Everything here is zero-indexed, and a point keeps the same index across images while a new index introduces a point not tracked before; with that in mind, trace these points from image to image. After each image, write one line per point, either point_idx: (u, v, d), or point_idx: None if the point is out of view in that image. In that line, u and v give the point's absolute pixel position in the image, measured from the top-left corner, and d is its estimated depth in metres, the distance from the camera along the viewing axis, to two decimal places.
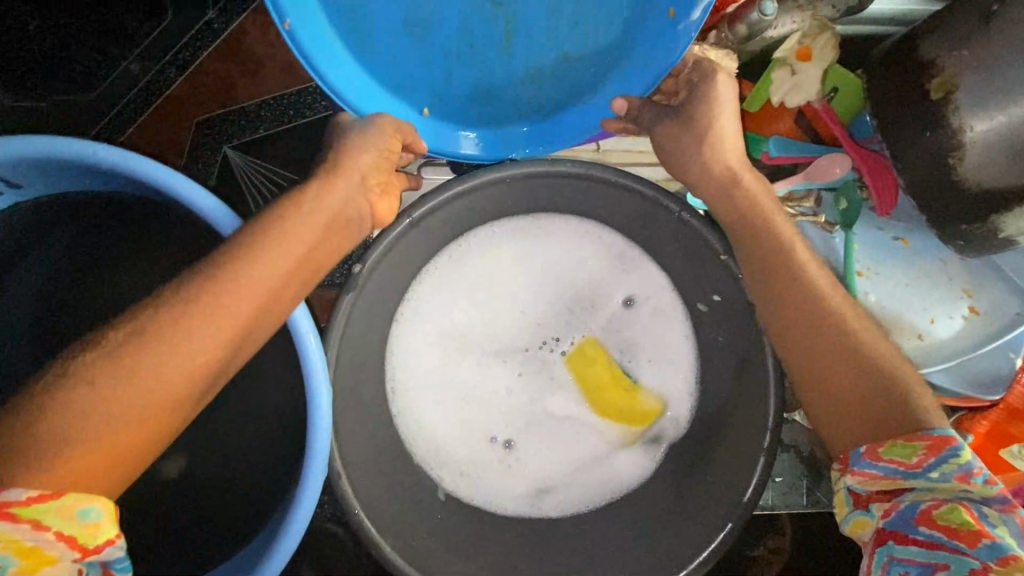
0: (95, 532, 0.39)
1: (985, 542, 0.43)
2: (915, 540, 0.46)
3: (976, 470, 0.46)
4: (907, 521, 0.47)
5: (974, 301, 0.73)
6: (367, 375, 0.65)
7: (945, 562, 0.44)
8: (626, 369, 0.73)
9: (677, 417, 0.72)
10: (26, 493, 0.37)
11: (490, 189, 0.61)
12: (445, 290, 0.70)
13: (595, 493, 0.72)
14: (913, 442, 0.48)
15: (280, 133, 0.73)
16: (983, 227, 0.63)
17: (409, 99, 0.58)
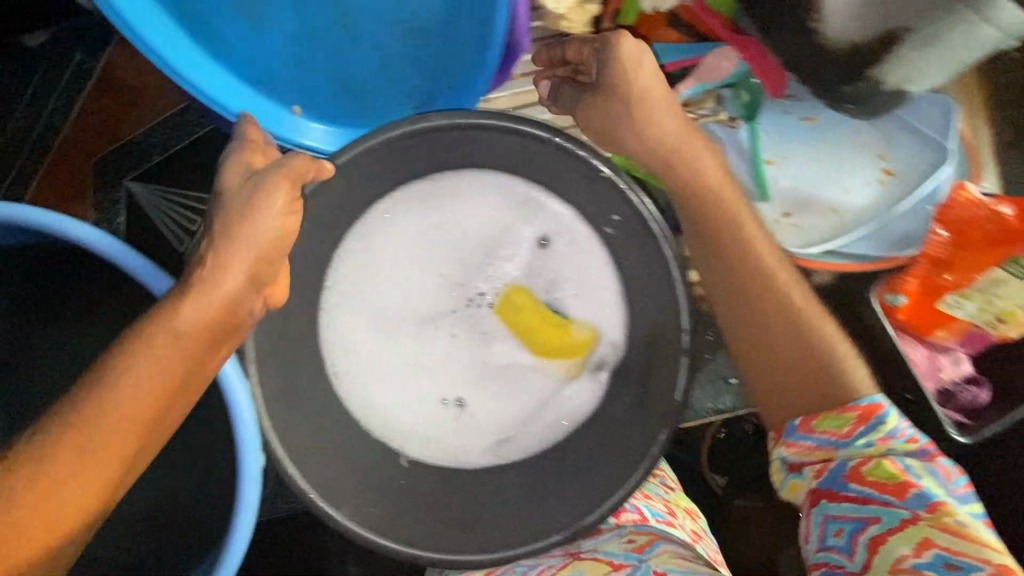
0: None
1: (911, 495, 0.55)
2: (845, 496, 0.57)
3: (896, 435, 0.57)
4: (838, 478, 0.58)
5: (889, 163, 0.71)
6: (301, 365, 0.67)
7: (876, 515, 0.56)
8: (554, 307, 0.74)
9: (613, 342, 0.73)
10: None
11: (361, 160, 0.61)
12: (361, 271, 0.72)
13: (550, 432, 0.74)
14: (847, 415, 0.60)
15: (176, 155, 0.74)
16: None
17: (276, 95, 0.63)
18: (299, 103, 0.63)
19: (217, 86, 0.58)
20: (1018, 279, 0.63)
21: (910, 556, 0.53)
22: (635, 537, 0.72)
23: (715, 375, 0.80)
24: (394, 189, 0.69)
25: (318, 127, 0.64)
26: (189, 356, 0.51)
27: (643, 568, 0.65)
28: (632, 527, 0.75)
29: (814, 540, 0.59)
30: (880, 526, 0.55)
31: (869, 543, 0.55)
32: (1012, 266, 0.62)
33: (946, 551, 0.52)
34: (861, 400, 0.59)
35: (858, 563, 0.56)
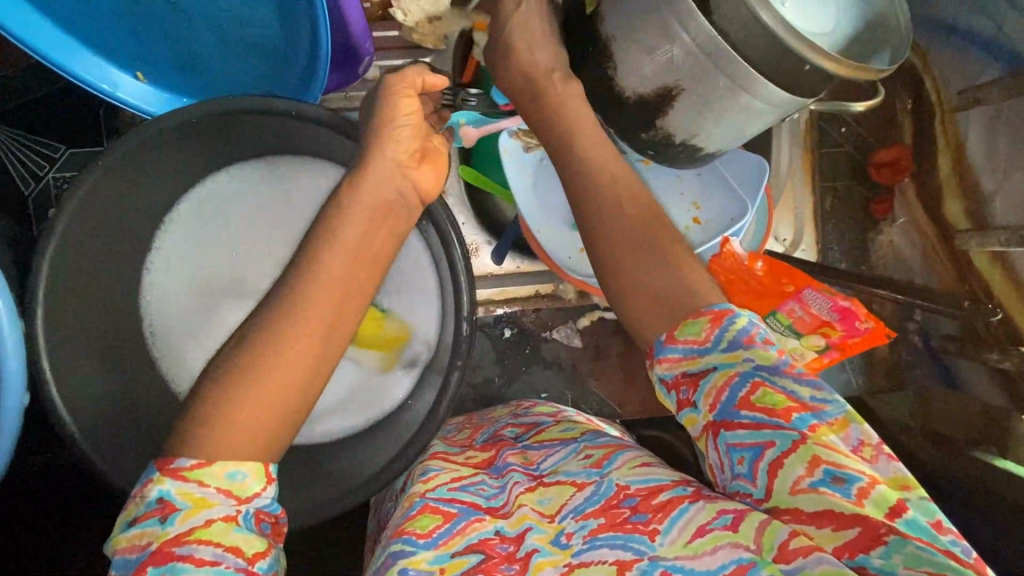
0: (244, 488, 0.48)
1: (796, 414, 0.46)
2: (739, 424, 0.48)
3: (754, 334, 0.49)
4: (729, 406, 0.48)
5: (699, 213, 0.77)
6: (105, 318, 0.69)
7: (771, 438, 0.46)
8: (377, 300, 0.79)
9: (425, 339, 0.77)
10: (192, 460, 0.47)
11: (169, 132, 0.62)
12: (193, 236, 0.76)
13: (354, 416, 0.77)
14: (700, 321, 0.51)
15: (40, 103, 0.77)
16: (658, 135, 0.66)
17: (123, 63, 0.68)
18: (142, 69, 0.69)
19: (49, 43, 0.64)
20: (776, 332, 0.67)
21: (805, 477, 0.44)
22: (594, 450, 0.62)
23: (529, 387, 0.85)
24: (231, 164, 0.75)
25: (158, 93, 0.71)
26: (274, 380, 0.51)
27: (606, 484, 0.56)
28: (590, 442, 0.64)
29: (723, 470, 0.49)
30: (776, 450, 0.46)
31: (768, 469, 0.46)
32: (772, 319, 0.67)
33: (834, 466, 0.44)
34: (714, 305, 0.51)
35: (762, 491, 0.47)
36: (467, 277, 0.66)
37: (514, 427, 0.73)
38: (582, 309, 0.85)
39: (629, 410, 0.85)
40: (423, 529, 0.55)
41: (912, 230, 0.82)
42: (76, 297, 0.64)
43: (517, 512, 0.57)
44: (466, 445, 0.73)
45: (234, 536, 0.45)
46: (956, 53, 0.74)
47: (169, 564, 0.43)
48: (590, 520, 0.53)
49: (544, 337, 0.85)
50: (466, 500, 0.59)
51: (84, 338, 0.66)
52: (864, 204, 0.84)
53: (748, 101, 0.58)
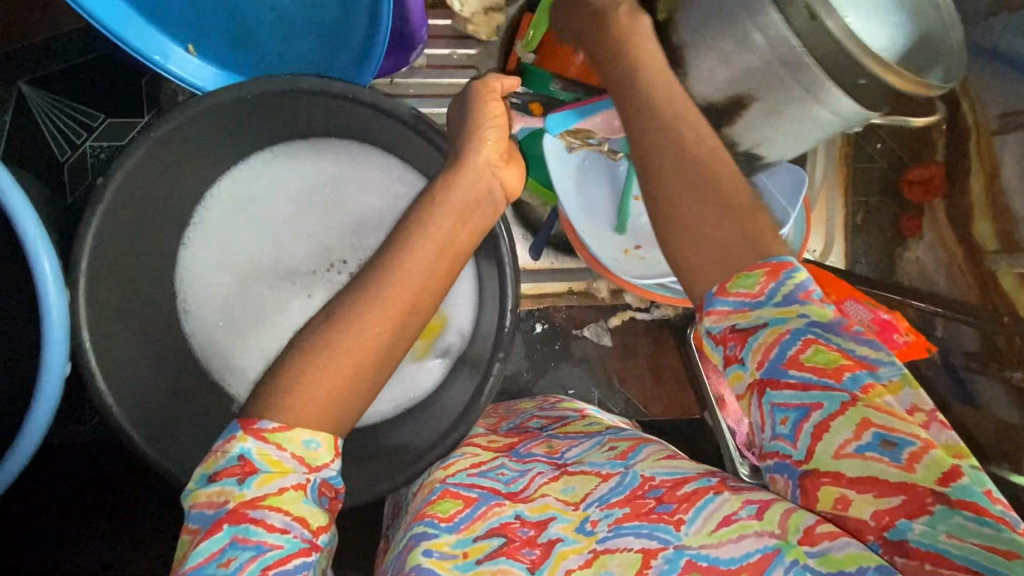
0: (316, 457, 0.48)
1: (849, 373, 0.43)
2: (787, 384, 0.44)
3: (813, 289, 0.44)
4: (778, 361, 0.44)
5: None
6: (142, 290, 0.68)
7: (818, 400, 0.43)
8: None
9: (461, 330, 0.77)
10: (273, 423, 0.47)
11: (222, 105, 0.62)
12: (229, 212, 0.75)
13: (383, 403, 0.77)
14: (758, 275, 0.45)
15: (83, 70, 0.76)
16: (720, 147, 0.68)
17: (176, 35, 0.67)
18: (193, 42, 0.68)
19: (102, 6, 0.62)
20: None
21: (852, 441, 0.43)
22: (618, 443, 0.62)
23: (557, 382, 0.85)
24: (275, 143, 0.74)
25: (208, 67, 0.70)
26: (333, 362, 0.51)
27: (631, 476, 0.56)
28: (613, 436, 0.65)
29: (762, 426, 0.47)
30: (823, 412, 0.43)
31: (813, 432, 0.44)
32: None
33: (884, 430, 0.42)
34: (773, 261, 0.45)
35: (802, 453, 0.45)
36: (512, 276, 0.66)
37: (539, 419, 0.75)
38: (614, 308, 0.86)
39: (654, 412, 0.85)
40: (444, 513, 0.56)
41: (939, 248, 0.83)
42: (117, 267, 0.64)
43: (540, 500, 0.57)
44: (491, 429, 0.75)
45: (302, 507, 0.46)
46: (997, 76, 0.75)
47: (243, 525, 0.44)
48: (615, 510, 0.53)
49: (574, 334, 0.86)
50: (486, 485, 0.59)
51: (120, 311, 0.65)
52: (895, 220, 0.86)
53: (827, 115, 0.59)
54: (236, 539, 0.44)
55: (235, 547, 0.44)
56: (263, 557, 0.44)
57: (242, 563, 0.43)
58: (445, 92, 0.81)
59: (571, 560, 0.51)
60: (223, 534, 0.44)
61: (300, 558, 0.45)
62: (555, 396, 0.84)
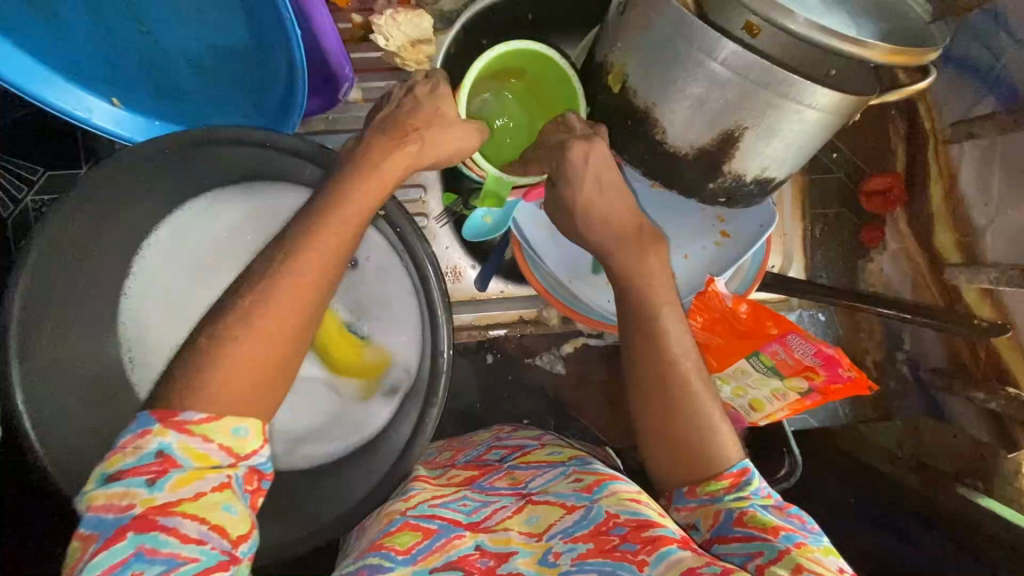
0: (244, 446, 0.46)
1: (784, 531, 0.49)
2: (733, 540, 0.51)
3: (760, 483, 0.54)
4: (727, 524, 0.51)
5: (726, 224, 0.74)
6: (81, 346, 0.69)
7: (759, 548, 0.49)
8: (355, 326, 0.77)
9: (407, 365, 0.76)
10: (198, 415, 0.44)
11: (140, 161, 0.61)
12: (169, 260, 0.75)
13: (332, 443, 0.76)
14: (719, 480, 0.53)
15: (21, 123, 0.77)
16: (727, 180, 0.65)
17: (98, 89, 0.68)
18: (118, 95, 0.68)
19: (18, 71, 0.62)
20: (758, 371, 0.66)
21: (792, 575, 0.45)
22: (584, 475, 0.62)
23: (511, 412, 0.84)
24: (209, 189, 0.74)
25: (135, 118, 0.70)
26: None
27: (595, 509, 0.57)
28: (579, 466, 0.65)
29: None
30: (763, 557, 0.48)
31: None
32: (755, 359, 0.65)
33: None
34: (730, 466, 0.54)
35: None
36: (445, 311, 0.65)
37: (498, 449, 0.75)
38: (566, 335, 0.84)
39: (611, 439, 0.84)
40: (403, 545, 0.56)
41: (902, 257, 0.80)
42: (50, 325, 0.64)
43: (503, 533, 0.58)
44: (448, 466, 0.73)
45: (220, 513, 0.43)
46: (953, 80, 0.71)
47: (151, 534, 0.41)
48: (579, 544, 0.55)
49: (527, 363, 0.84)
50: (446, 516, 0.60)
51: (57, 371, 0.65)
52: (855, 231, 0.82)
53: (812, 118, 0.56)
54: (143, 549, 0.40)
55: (142, 559, 0.40)
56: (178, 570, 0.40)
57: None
58: None
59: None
60: (125, 544, 0.40)
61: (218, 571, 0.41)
62: (505, 428, 0.82)
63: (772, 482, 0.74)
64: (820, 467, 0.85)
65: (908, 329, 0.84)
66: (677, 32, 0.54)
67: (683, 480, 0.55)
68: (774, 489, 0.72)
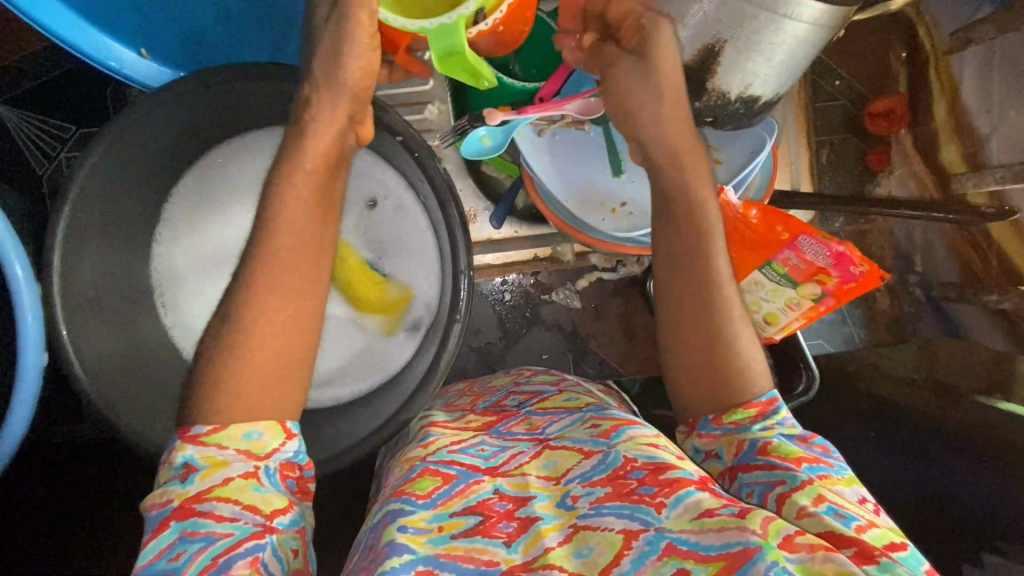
0: (262, 446, 0.51)
1: (807, 462, 0.51)
2: (755, 468, 0.53)
3: (782, 418, 0.56)
4: (751, 453, 0.54)
5: (717, 153, 0.76)
6: (117, 288, 0.72)
7: (781, 477, 0.51)
8: (376, 264, 0.80)
9: (427, 300, 0.78)
10: (208, 426, 0.50)
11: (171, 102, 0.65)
12: (198, 205, 0.78)
13: (357, 379, 0.79)
14: (747, 409, 0.56)
15: (53, 84, 0.81)
16: (713, 98, 0.66)
17: (128, 41, 0.70)
18: (145, 45, 0.71)
19: (52, 17, 0.64)
20: (771, 281, 0.68)
21: (811, 506, 0.48)
22: (602, 420, 0.61)
23: (530, 349, 0.86)
24: (234, 135, 0.76)
25: (163, 68, 0.72)
26: (276, 330, 0.53)
27: (613, 453, 0.56)
28: (596, 413, 0.64)
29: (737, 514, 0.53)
30: (786, 486, 0.50)
31: (776, 501, 0.50)
32: (767, 268, 0.67)
33: (837, 505, 0.47)
34: (758, 397, 0.56)
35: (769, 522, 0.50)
36: (464, 234, 0.68)
37: (515, 395, 0.75)
38: (580, 271, 0.86)
39: (628, 371, 0.86)
40: (421, 490, 0.57)
41: (909, 179, 0.81)
42: (88, 264, 0.68)
43: (520, 478, 0.58)
44: (466, 411, 0.74)
45: (251, 493, 0.48)
46: None
47: (189, 520, 0.47)
48: (596, 488, 0.54)
49: (543, 300, 0.86)
50: (464, 462, 0.60)
51: (97, 307, 0.69)
52: (861, 156, 0.83)
53: (793, 28, 0.57)
54: (184, 533, 0.46)
55: (184, 541, 0.46)
56: (212, 547, 0.45)
57: (190, 556, 0.45)
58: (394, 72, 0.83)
59: (550, 539, 0.51)
60: (170, 531, 0.46)
61: (252, 541, 0.46)
62: (525, 369, 0.83)
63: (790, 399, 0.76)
64: (839, 391, 0.86)
65: (918, 251, 0.86)
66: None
67: (709, 410, 0.57)
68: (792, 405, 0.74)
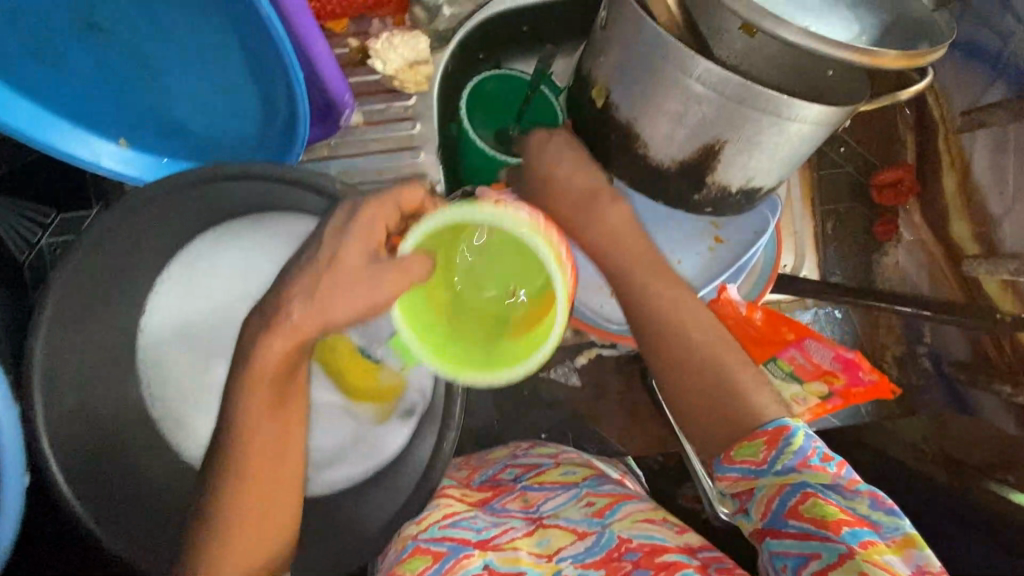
0: None
1: (847, 527, 0.46)
2: (787, 533, 0.48)
3: (810, 453, 0.49)
4: (779, 517, 0.49)
5: (720, 231, 0.73)
6: (103, 387, 0.70)
7: (817, 551, 0.46)
8: (367, 349, 0.77)
9: (421, 387, 0.76)
10: None
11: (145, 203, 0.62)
12: (183, 296, 0.75)
13: (352, 468, 0.76)
14: (756, 442, 0.51)
15: (33, 170, 0.78)
16: (712, 191, 0.64)
17: (106, 132, 0.68)
18: (124, 136, 0.69)
19: (23, 119, 0.62)
20: (776, 377, 0.64)
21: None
22: (595, 498, 0.66)
23: (529, 428, 0.84)
24: (219, 223, 0.74)
25: (144, 157, 0.71)
26: None
27: (607, 535, 0.62)
28: (590, 488, 0.68)
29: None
30: (822, 562, 0.46)
31: None
32: (770, 365, 0.64)
33: None
34: (768, 427, 0.51)
35: None
36: None
37: (511, 469, 0.76)
38: (579, 348, 0.83)
39: (631, 449, 0.83)
40: (414, 570, 0.60)
41: (918, 251, 0.79)
42: (68, 368, 0.66)
43: (512, 553, 0.61)
44: (462, 484, 0.75)
45: None
46: (960, 67, 0.70)
47: None
48: (590, 569, 0.59)
49: (542, 378, 0.84)
50: (456, 537, 0.62)
51: (79, 411, 0.67)
52: (868, 226, 0.81)
53: (796, 128, 0.55)
54: None
55: None
56: None
57: None
58: (384, 146, 0.80)
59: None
60: None
61: None
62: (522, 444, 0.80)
63: None
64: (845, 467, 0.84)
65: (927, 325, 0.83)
66: (654, 50, 0.54)
67: (717, 447, 0.53)
68: None
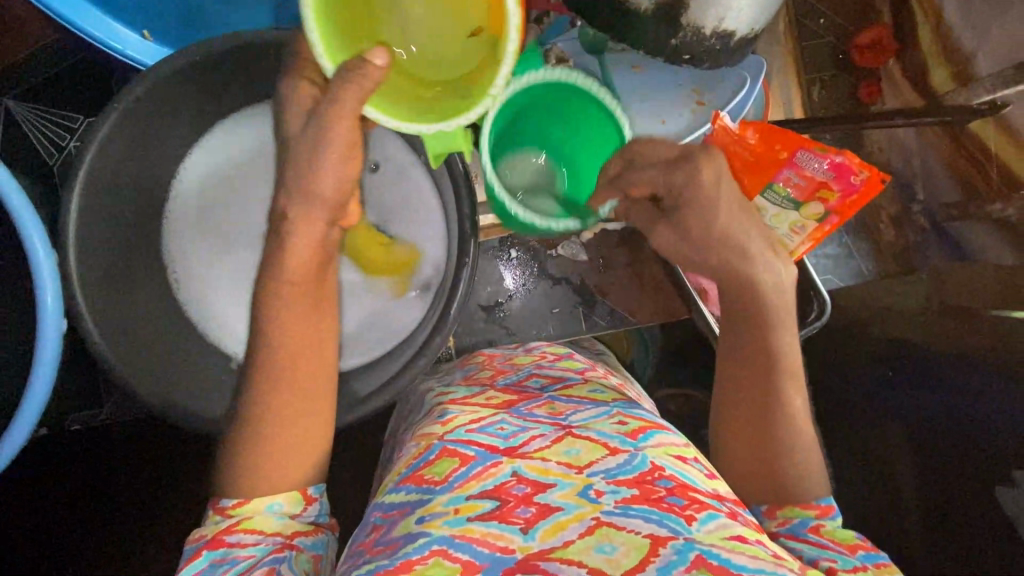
0: (286, 509, 0.58)
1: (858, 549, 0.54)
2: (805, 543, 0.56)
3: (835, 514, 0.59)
4: (801, 528, 0.57)
5: (701, 95, 0.78)
6: (138, 272, 0.75)
7: (832, 556, 0.53)
8: (381, 228, 0.81)
9: (434, 261, 0.79)
10: (233, 500, 0.56)
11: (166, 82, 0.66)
12: (204, 183, 0.79)
13: (371, 342, 0.79)
14: (805, 508, 0.58)
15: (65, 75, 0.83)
16: (688, 35, 0.69)
17: (130, 23, 0.73)
18: (146, 28, 0.74)
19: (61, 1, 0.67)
20: (776, 205, 0.69)
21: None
22: (627, 419, 0.61)
23: (541, 304, 0.87)
24: (234, 110, 0.78)
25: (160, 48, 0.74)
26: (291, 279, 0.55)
27: (640, 456, 0.56)
28: (622, 409, 0.63)
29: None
30: (837, 564, 0.53)
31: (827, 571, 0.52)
32: (769, 193, 0.68)
33: None
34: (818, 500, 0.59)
35: None
36: (471, 204, 0.73)
37: (537, 377, 0.72)
38: None
39: (641, 318, 0.87)
40: (441, 474, 0.55)
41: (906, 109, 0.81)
42: (103, 247, 0.70)
43: (541, 462, 0.56)
44: (486, 386, 0.71)
45: (272, 524, 0.56)
46: None
47: (220, 550, 0.54)
48: (622, 487, 0.53)
49: (551, 255, 0.87)
50: (483, 443, 0.58)
51: (118, 289, 0.71)
52: (854, 92, 0.84)
53: None
54: (214, 562, 0.53)
55: (214, 568, 0.53)
56: (236, 568, 0.53)
57: None
58: None
59: (570, 530, 0.50)
60: (202, 559, 0.53)
61: (271, 556, 0.54)
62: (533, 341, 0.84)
63: (803, 327, 0.77)
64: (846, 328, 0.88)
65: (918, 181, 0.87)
66: None
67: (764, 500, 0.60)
68: (806, 330, 0.75)
